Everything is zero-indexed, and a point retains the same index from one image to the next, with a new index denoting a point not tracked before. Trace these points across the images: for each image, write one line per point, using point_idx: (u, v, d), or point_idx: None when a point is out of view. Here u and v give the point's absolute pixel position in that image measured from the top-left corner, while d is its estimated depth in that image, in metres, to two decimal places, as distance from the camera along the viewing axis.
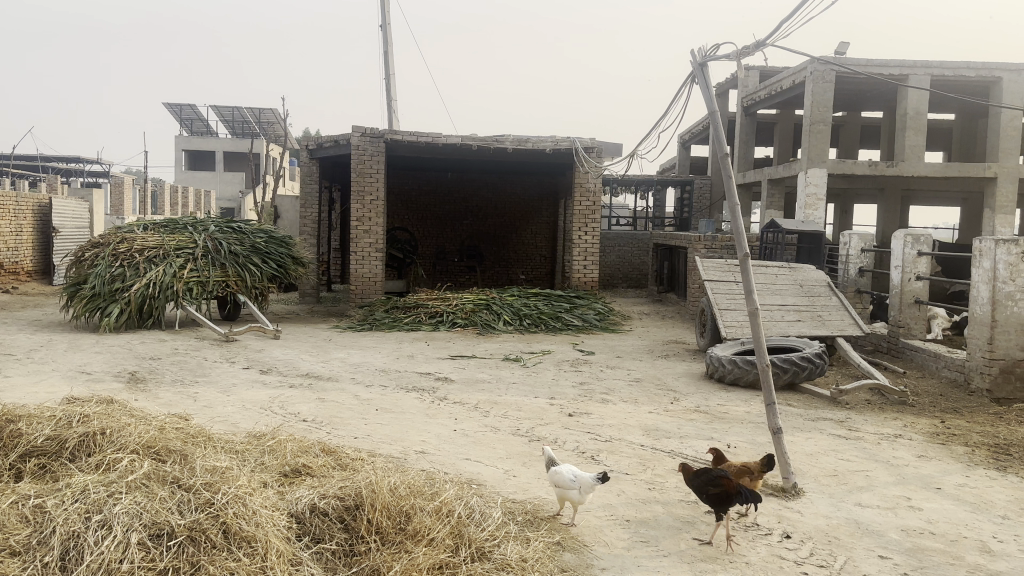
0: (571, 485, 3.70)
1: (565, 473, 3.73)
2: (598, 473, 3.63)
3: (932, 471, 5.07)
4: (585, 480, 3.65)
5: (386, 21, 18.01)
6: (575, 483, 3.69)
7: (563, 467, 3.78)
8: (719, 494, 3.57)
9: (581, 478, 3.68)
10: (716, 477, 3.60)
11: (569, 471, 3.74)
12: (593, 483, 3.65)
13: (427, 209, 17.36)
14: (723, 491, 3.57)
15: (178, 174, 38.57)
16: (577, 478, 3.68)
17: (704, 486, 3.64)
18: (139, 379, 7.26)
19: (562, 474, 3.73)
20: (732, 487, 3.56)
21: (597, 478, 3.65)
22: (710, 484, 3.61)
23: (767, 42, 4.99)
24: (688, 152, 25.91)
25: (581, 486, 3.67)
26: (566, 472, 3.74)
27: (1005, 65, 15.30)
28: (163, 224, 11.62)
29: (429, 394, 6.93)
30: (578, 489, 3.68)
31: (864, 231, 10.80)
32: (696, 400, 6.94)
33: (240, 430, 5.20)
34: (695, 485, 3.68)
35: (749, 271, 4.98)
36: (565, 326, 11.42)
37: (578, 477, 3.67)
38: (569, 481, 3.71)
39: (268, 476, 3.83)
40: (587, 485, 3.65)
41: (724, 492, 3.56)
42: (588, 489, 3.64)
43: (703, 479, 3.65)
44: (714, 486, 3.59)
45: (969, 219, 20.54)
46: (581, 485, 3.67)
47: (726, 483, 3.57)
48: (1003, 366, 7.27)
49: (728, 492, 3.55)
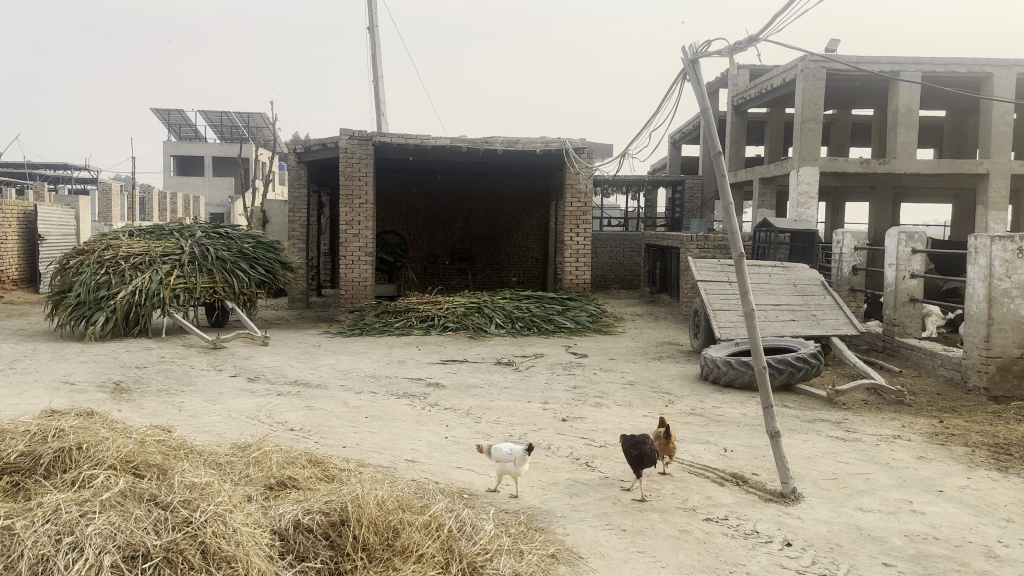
0: (509, 459, 4.14)
1: (503, 448, 4.16)
2: (528, 446, 4.16)
3: (933, 473, 4.97)
4: (518, 452, 4.12)
5: (374, 23, 17.88)
6: (511, 456, 4.12)
7: (499, 443, 4.22)
8: (638, 455, 4.22)
9: (516, 451, 4.12)
10: (635, 441, 4.24)
11: (505, 446, 4.17)
12: (526, 455, 4.13)
13: (418, 212, 17.23)
14: (639, 453, 4.22)
15: (167, 180, 38.36)
16: (512, 452, 4.12)
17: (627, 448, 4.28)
18: (124, 389, 7.11)
19: (500, 449, 4.17)
20: (645, 450, 4.20)
21: (528, 450, 4.14)
22: (631, 446, 4.25)
23: (760, 37, 4.88)
24: (678, 152, 25.87)
25: (517, 458, 4.13)
26: (503, 447, 4.18)
27: (996, 61, 15.28)
28: (148, 230, 11.47)
29: (419, 400, 6.81)
30: (515, 462, 4.12)
31: (858, 229, 10.71)
32: (691, 403, 6.84)
33: (225, 441, 5.06)
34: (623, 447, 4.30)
35: (744, 271, 4.87)
36: (557, 328, 11.31)
37: (514, 451, 4.10)
38: (507, 455, 4.14)
39: (252, 490, 3.71)
40: (522, 457, 4.11)
41: (641, 454, 4.22)
42: (522, 460, 4.13)
43: (627, 442, 4.28)
44: (633, 448, 4.24)
45: (961, 216, 20.54)
46: (517, 457, 4.12)
47: (641, 445, 4.22)
48: (1000, 364, 7.19)
49: (643, 453, 4.21)
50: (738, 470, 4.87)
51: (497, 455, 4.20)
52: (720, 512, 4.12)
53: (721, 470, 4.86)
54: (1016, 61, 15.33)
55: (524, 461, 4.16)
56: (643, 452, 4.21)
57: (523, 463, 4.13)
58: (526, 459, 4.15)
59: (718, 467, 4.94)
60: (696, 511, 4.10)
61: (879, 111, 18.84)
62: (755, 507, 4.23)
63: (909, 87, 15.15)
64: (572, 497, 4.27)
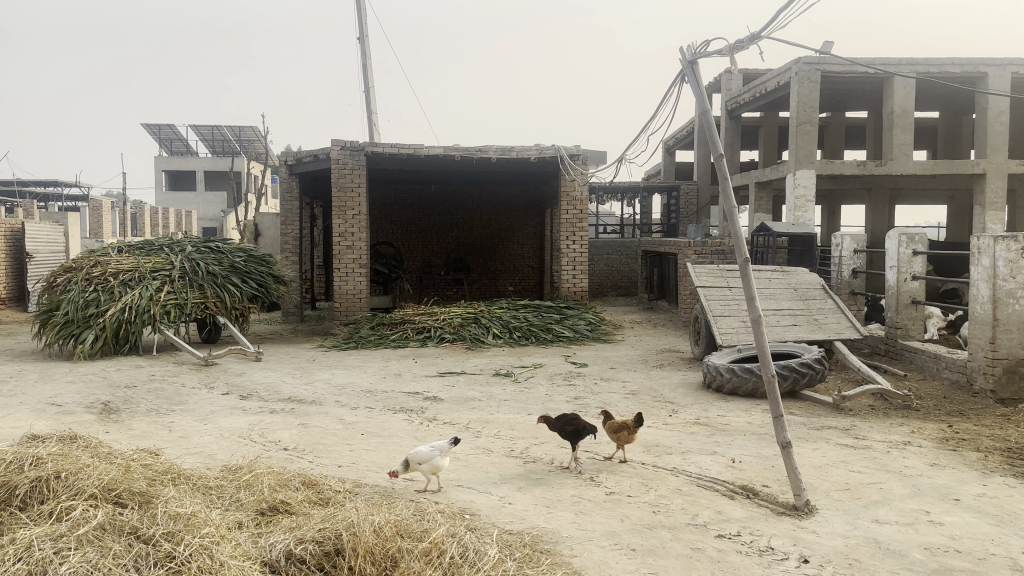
0: (434, 454, 4.31)
1: (423, 449, 4.33)
2: (451, 438, 4.40)
3: (948, 481, 4.82)
4: (441, 444, 4.33)
5: (363, 33, 17.76)
6: (436, 450, 4.32)
7: (418, 449, 4.37)
8: (575, 430, 4.89)
9: (437, 445, 4.34)
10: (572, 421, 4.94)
11: (424, 447, 4.36)
12: (448, 446, 4.35)
13: (411, 222, 17.06)
14: (576, 429, 4.90)
15: (159, 196, 38.16)
16: (437, 446, 4.33)
17: (561, 428, 4.98)
18: (112, 410, 6.92)
19: (421, 451, 4.33)
20: (583, 425, 4.87)
21: (450, 443, 4.37)
22: (566, 425, 4.95)
23: (760, 35, 4.75)
24: (672, 157, 25.78)
25: (442, 450, 4.33)
26: (423, 449, 4.36)
27: (990, 60, 15.24)
28: (138, 246, 11.28)
29: (417, 415, 6.63)
30: (440, 453, 4.31)
31: (856, 232, 10.56)
32: (695, 412, 6.68)
33: (215, 464, 4.87)
34: (554, 428, 5.03)
35: (749, 275, 4.71)
36: (555, 338, 11.16)
37: (437, 443, 4.30)
38: (432, 452, 4.32)
39: (243, 517, 3.55)
40: (446, 446, 4.33)
41: (578, 429, 4.90)
42: (445, 450, 4.32)
43: (560, 421, 4.99)
44: (570, 424, 4.92)
45: (958, 217, 20.51)
46: (440, 450, 4.32)
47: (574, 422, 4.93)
48: (1007, 365, 7.05)
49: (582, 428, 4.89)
50: (748, 482, 4.70)
51: (419, 458, 4.33)
52: (732, 528, 3.95)
53: (730, 483, 4.70)
54: (1010, 60, 15.28)
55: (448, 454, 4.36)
56: (580, 427, 4.89)
57: (448, 454, 4.33)
58: (449, 450, 4.36)
59: (727, 479, 4.77)
60: (707, 528, 3.94)
61: (873, 113, 18.78)
62: (768, 522, 4.06)
63: (904, 87, 15.08)
64: (578, 515, 4.10)
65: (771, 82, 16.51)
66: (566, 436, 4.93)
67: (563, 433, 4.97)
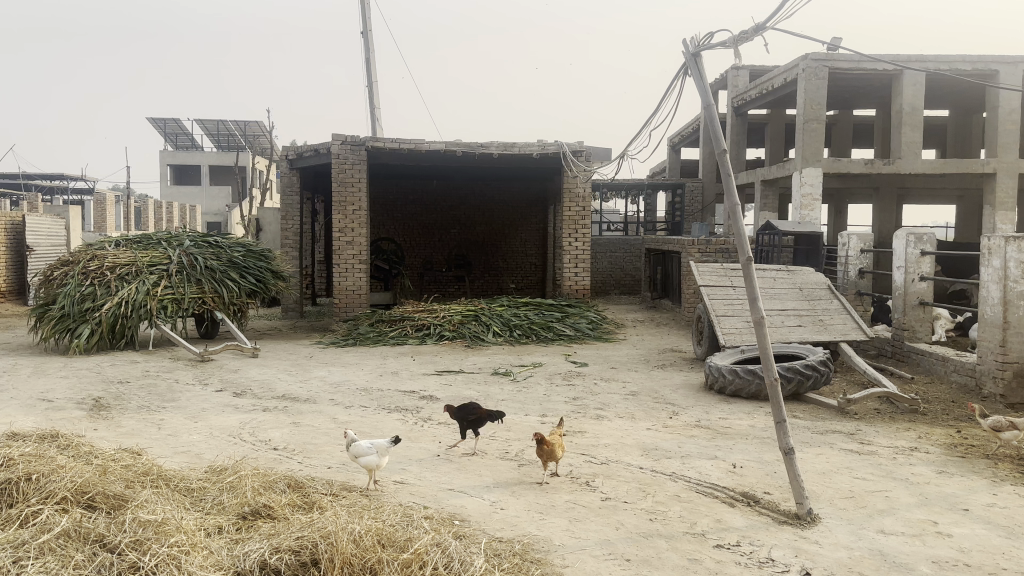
0: (371, 452, 4.28)
1: (362, 444, 4.31)
2: (393, 438, 4.34)
3: (956, 490, 4.65)
4: (381, 444, 4.30)
5: (367, 28, 17.60)
6: (372, 449, 4.29)
7: (356, 442, 4.36)
8: (477, 418, 5.22)
9: (377, 444, 4.30)
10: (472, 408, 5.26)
11: (365, 442, 4.33)
12: (388, 446, 4.33)
13: (413, 218, 16.92)
14: (478, 417, 5.23)
15: (163, 190, 38.09)
16: (374, 444, 4.29)
17: (463, 417, 5.27)
18: (103, 406, 6.80)
19: (359, 446, 4.31)
20: (484, 412, 5.22)
21: (391, 442, 4.33)
22: (467, 414, 5.24)
23: (767, 25, 4.59)
24: (678, 154, 25.58)
25: (379, 450, 4.29)
26: (362, 444, 4.33)
27: (1002, 58, 15.02)
28: (136, 240, 11.17)
29: (412, 415, 6.48)
30: (377, 453, 4.27)
31: (864, 231, 10.36)
32: (697, 414, 6.53)
33: (201, 464, 4.75)
34: (455, 418, 5.31)
35: (753, 275, 4.54)
36: (557, 336, 11.02)
37: (376, 442, 4.27)
38: (369, 450, 4.30)
39: (223, 520, 3.45)
40: (383, 447, 4.28)
41: (480, 417, 5.23)
42: (385, 450, 4.29)
43: (461, 411, 5.27)
44: (473, 414, 5.23)
45: (966, 217, 20.33)
46: (379, 449, 4.29)
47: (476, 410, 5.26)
48: (1016, 369, 6.87)
49: (483, 415, 5.22)
50: (749, 489, 4.55)
51: (356, 453, 4.31)
52: (731, 537, 3.81)
53: (731, 490, 4.54)
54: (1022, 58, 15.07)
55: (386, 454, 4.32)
56: (484, 416, 5.21)
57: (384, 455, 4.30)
58: (387, 450, 4.31)
59: (728, 485, 4.62)
60: (706, 537, 3.80)
61: (881, 111, 18.57)
62: (769, 531, 3.91)
63: (914, 85, 14.88)
64: (572, 522, 3.95)
65: (779, 79, 16.30)
66: (467, 424, 5.23)
67: (464, 422, 5.28)
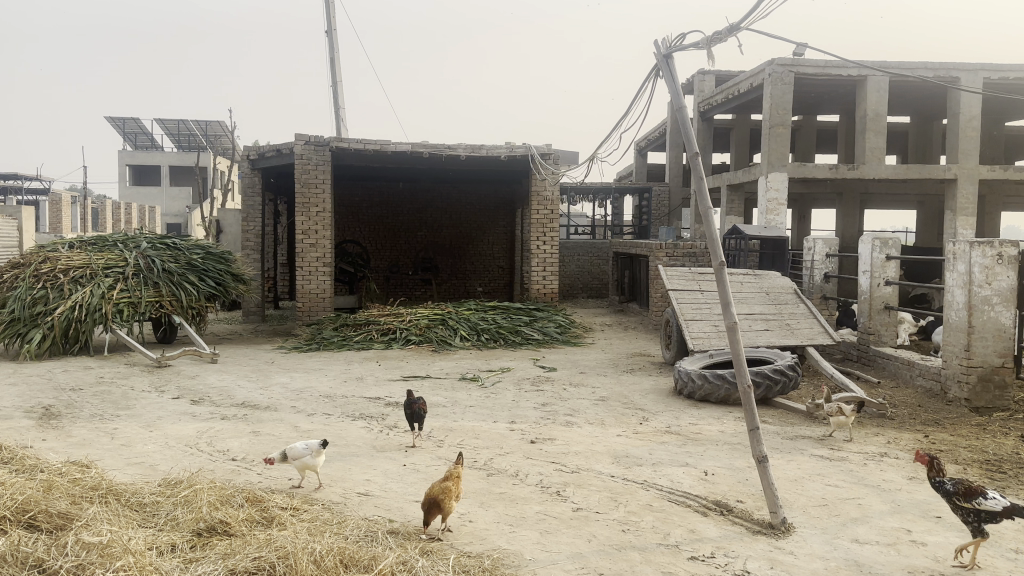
0: (305, 453, 4.34)
1: (299, 445, 4.39)
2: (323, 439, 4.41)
3: (928, 496, 4.63)
4: (315, 445, 4.36)
5: (332, 27, 17.33)
6: (308, 450, 4.35)
7: (293, 444, 4.42)
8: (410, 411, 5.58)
9: (310, 445, 4.36)
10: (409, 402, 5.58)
11: (302, 444, 4.40)
12: (322, 447, 4.38)
13: (379, 220, 16.69)
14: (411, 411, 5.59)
15: (122, 191, 37.24)
16: (309, 445, 4.36)
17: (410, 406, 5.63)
18: (53, 415, 6.52)
19: (296, 447, 4.38)
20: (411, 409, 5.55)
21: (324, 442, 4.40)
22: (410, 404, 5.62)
23: (740, 26, 4.51)
24: (644, 158, 25.66)
25: (313, 451, 4.34)
26: (298, 445, 4.40)
27: (962, 66, 15.27)
28: (91, 241, 10.81)
29: (377, 422, 6.30)
30: (312, 454, 4.33)
31: (828, 236, 10.41)
32: (666, 420, 6.46)
33: (155, 477, 4.53)
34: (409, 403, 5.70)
35: (725, 280, 4.45)
36: (524, 340, 10.91)
37: (310, 443, 4.33)
38: (305, 450, 4.35)
39: (177, 538, 3.28)
40: (316, 447, 4.33)
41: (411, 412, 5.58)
42: (318, 451, 4.34)
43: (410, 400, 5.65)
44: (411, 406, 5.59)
45: (927, 221, 20.69)
46: (313, 450, 4.34)
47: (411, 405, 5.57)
48: (981, 373, 6.90)
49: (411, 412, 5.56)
50: (722, 497, 4.47)
51: (292, 455, 4.38)
52: (706, 548, 3.72)
53: (703, 498, 4.46)
54: (981, 65, 15.35)
55: (321, 454, 4.37)
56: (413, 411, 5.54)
57: (316, 455, 4.33)
58: (321, 450, 4.36)
59: (700, 493, 4.54)
60: (680, 548, 3.70)
61: (845, 117, 18.80)
62: (744, 542, 3.83)
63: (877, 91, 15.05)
64: (543, 534, 3.83)
65: (743, 84, 16.40)
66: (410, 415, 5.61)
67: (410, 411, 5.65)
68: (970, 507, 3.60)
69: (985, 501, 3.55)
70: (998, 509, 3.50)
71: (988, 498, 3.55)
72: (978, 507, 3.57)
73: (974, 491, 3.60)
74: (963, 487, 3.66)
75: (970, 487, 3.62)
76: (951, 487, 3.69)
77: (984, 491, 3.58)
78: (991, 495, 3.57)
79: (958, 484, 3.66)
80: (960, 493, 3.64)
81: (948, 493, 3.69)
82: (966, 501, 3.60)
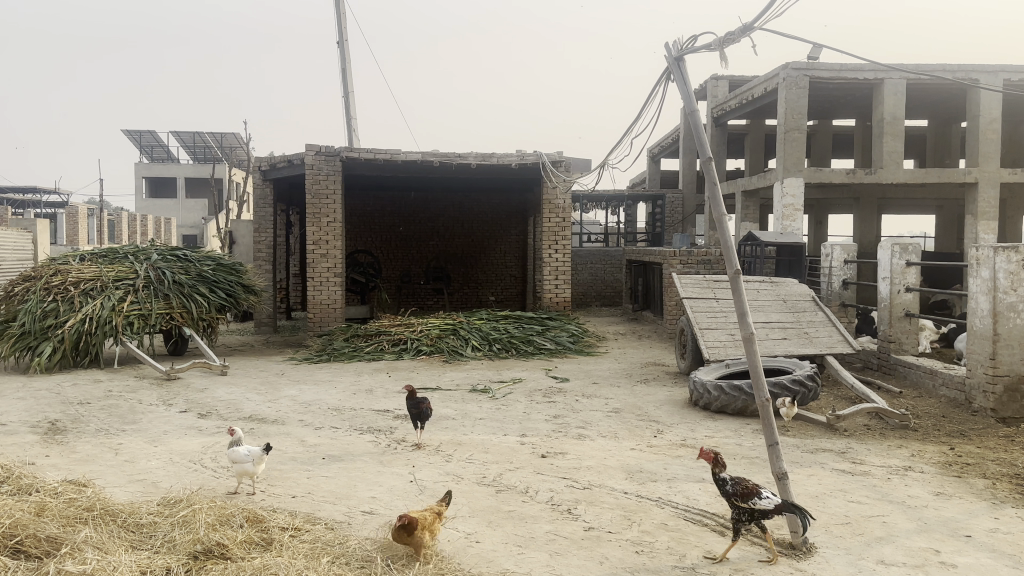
0: (247, 459, 4.39)
1: (241, 450, 4.42)
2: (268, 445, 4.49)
3: (955, 513, 4.44)
4: (256, 451, 4.42)
5: (343, 37, 17.32)
6: (249, 456, 4.40)
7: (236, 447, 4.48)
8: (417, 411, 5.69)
9: (252, 451, 4.42)
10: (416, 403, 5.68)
11: (243, 448, 4.44)
12: (263, 454, 4.46)
13: (391, 230, 16.62)
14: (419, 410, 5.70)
15: (138, 203, 37.43)
16: (251, 452, 4.40)
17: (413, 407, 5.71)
18: (58, 430, 6.43)
19: (236, 451, 4.42)
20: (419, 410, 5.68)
21: (266, 449, 4.48)
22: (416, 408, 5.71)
23: (754, 26, 4.37)
24: (658, 165, 25.49)
25: (255, 458, 4.41)
26: (240, 449, 4.44)
27: (980, 67, 14.99)
28: (101, 254, 10.79)
29: (384, 436, 6.17)
30: (253, 460, 4.40)
31: (846, 242, 10.19)
32: (682, 433, 6.28)
33: (154, 495, 4.42)
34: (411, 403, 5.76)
35: (742, 289, 4.29)
36: (536, 350, 10.75)
37: (252, 450, 4.38)
38: (246, 456, 4.40)
39: (171, 561, 3.16)
40: (259, 455, 4.40)
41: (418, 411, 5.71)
42: (260, 459, 4.42)
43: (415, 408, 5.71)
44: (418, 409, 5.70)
45: (947, 227, 20.44)
46: (255, 457, 4.41)
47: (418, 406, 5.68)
48: (1007, 383, 6.67)
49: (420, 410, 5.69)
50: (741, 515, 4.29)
51: (233, 458, 4.43)
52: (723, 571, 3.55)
53: (721, 517, 4.29)
54: (1001, 67, 15.09)
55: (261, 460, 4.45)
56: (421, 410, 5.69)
57: (258, 463, 4.41)
58: (263, 457, 4.44)
59: (718, 512, 4.36)
60: (697, 571, 3.54)
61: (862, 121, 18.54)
62: (764, 564, 3.67)
63: (894, 94, 14.81)
64: (553, 556, 3.68)
65: (757, 88, 16.23)
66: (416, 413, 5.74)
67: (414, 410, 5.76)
68: (747, 507, 3.65)
69: (760, 502, 3.62)
70: (771, 508, 3.59)
71: (762, 497, 3.62)
72: (753, 506, 3.63)
73: (751, 492, 3.64)
74: (741, 486, 3.69)
75: (748, 487, 3.66)
76: (730, 488, 3.71)
77: (759, 491, 3.65)
78: (764, 494, 3.64)
79: (737, 485, 3.68)
80: (738, 495, 3.68)
81: (727, 493, 3.72)
82: (744, 503, 3.64)
